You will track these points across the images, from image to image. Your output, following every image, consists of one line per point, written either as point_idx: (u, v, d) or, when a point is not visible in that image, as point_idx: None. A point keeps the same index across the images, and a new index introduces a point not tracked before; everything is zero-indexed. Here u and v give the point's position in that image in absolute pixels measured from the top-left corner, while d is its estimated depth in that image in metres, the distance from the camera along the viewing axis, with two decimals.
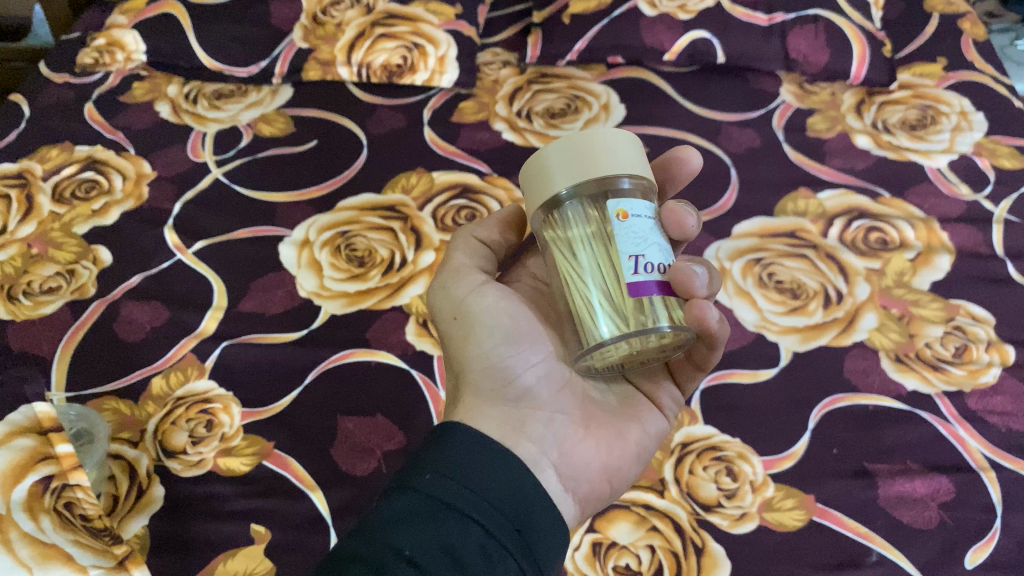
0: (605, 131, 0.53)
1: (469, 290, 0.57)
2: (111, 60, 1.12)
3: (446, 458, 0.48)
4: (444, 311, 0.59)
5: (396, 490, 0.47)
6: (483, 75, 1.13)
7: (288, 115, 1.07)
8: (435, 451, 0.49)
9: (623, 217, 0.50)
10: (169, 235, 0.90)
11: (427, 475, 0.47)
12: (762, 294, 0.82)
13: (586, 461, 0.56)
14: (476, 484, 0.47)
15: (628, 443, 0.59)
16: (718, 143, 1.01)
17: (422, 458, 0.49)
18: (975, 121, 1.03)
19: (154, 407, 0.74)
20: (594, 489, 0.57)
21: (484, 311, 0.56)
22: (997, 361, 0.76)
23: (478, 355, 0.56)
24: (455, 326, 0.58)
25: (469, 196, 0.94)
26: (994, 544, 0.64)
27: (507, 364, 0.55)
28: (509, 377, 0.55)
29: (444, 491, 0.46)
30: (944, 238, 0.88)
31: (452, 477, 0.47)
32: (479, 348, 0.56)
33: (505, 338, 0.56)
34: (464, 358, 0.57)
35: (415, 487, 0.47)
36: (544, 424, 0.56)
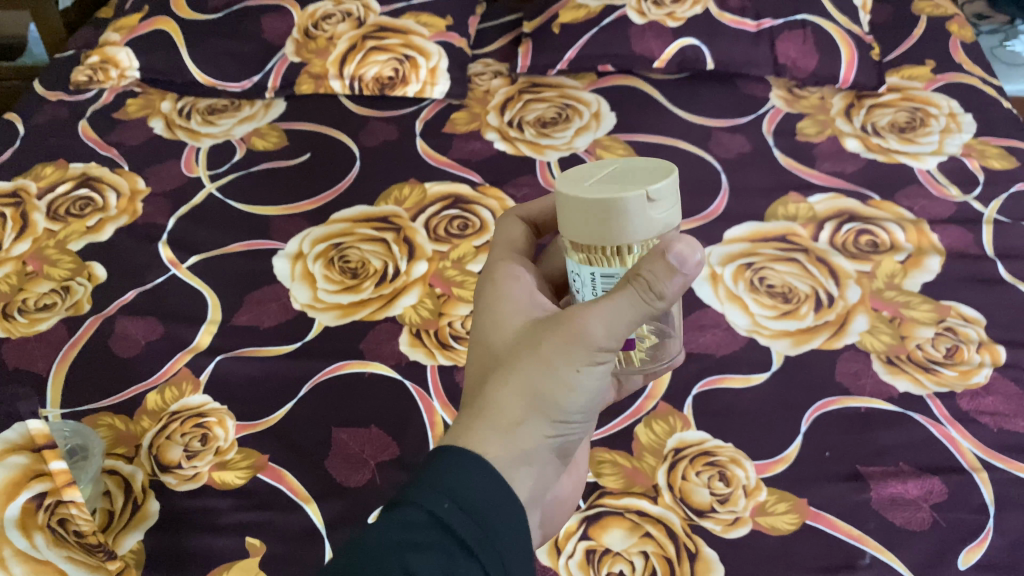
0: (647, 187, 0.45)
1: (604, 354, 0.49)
2: (105, 77, 1.12)
3: (460, 479, 0.45)
4: (560, 348, 0.49)
5: (405, 506, 0.43)
6: (474, 86, 1.14)
7: (281, 129, 1.07)
8: (456, 475, 0.45)
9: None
10: (164, 250, 0.91)
11: (443, 501, 0.43)
12: (753, 298, 0.83)
13: (561, 497, 0.59)
14: (489, 518, 0.44)
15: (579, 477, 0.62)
16: (708, 149, 1.02)
17: (437, 477, 0.45)
18: (964, 123, 1.03)
19: (149, 422, 0.74)
20: (555, 524, 0.60)
21: (592, 382, 0.50)
22: (989, 361, 0.77)
23: (561, 411, 0.50)
24: (568, 365, 0.49)
25: (461, 206, 0.95)
26: (986, 544, 0.64)
27: (572, 422, 0.51)
28: (563, 433, 0.51)
29: (459, 524, 0.43)
30: (934, 239, 0.89)
31: (466, 506, 0.44)
32: (568, 406, 0.50)
33: (585, 405, 0.51)
34: (549, 403, 0.49)
35: (429, 510, 0.43)
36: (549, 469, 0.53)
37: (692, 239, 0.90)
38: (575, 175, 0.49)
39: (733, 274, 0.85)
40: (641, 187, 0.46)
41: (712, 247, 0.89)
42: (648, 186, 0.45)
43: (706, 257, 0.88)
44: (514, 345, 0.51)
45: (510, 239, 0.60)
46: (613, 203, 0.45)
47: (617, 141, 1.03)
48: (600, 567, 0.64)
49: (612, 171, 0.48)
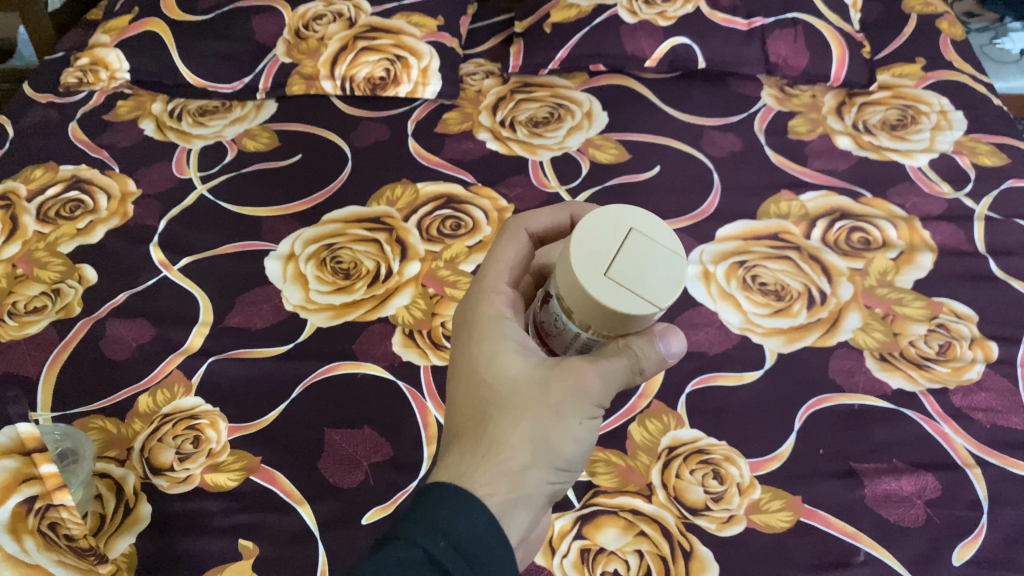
0: (655, 304, 0.42)
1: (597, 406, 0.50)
2: (95, 79, 1.11)
3: (455, 520, 0.44)
4: (566, 395, 0.49)
5: (401, 544, 0.42)
6: (466, 86, 1.14)
7: (273, 130, 1.07)
8: (451, 515, 0.44)
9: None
10: (154, 252, 0.90)
11: (439, 540, 0.43)
12: (746, 296, 0.83)
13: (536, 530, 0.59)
14: (482, 559, 0.44)
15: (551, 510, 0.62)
16: (700, 147, 1.02)
17: (432, 516, 0.44)
18: (954, 120, 1.04)
19: (141, 424, 0.74)
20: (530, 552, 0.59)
21: (587, 431, 0.51)
22: (981, 358, 0.77)
23: (558, 460, 0.50)
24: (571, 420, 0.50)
25: (453, 206, 0.95)
26: (980, 541, 0.64)
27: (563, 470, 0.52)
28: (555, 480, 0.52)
29: (454, 565, 0.42)
30: (926, 236, 0.89)
31: (460, 548, 0.43)
32: (566, 454, 0.50)
33: (578, 452, 0.52)
34: (549, 453, 0.50)
35: (425, 549, 0.42)
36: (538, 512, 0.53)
37: (684, 237, 0.90)
38: (588, 238, 0.43)
39: (726, 272, 0.85)
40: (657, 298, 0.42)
41: (704, 245, 0.89)
42: (665, 302, 0.42)
43: (699, 255, 0.88)
44: (517, 386, 0.50)
45: (511, 256, 0.56)
46: (628, 316, 0.42)
47: (609, 140, 1.03)
48: (595, 565, 0.63)
49: (627, 244, 0.43)
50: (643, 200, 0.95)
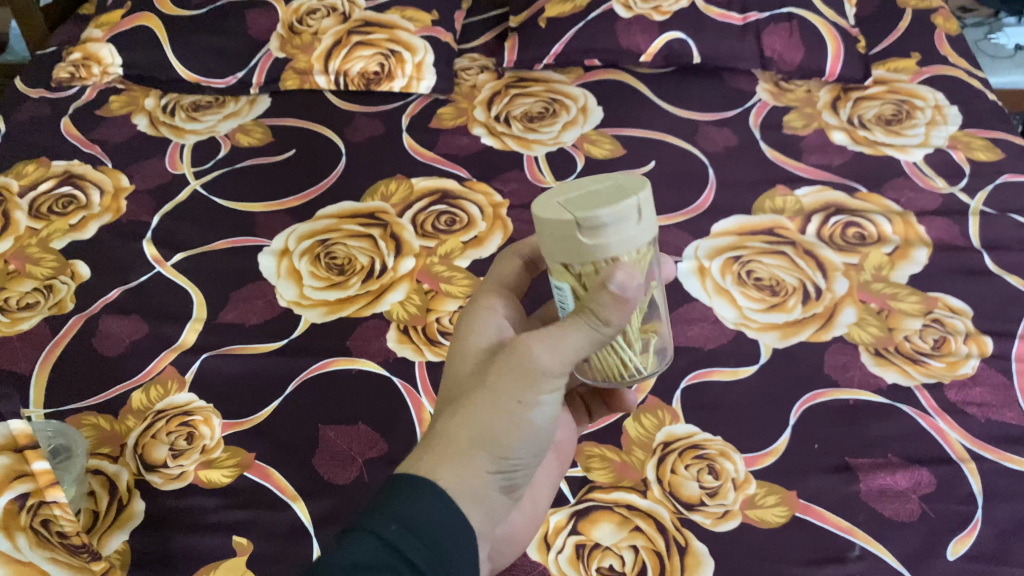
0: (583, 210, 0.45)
1: (546, 390, 0.50)
2: (87, 74, 1.11)
3: (409, 507, 0.45)
4: (512, 380, 0.49)
5: (356, 532, 0.43)
6: (460, 81, 1.13)
7: (266, 125, 1.06)
8: (403, 501, 0.45)
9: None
10: (148, 248, 0.90)
11: (392, 523, 0.43)
12: (741, 292, 0.83)
13: (510, 531, 0.58)
14: (438, 540, 0.45)
15: (536, 512, 0.62)
16: (695, 142, 1.02)
17: (387, 502, 0.45)
18: (949, 115, 1.04)
19: (134, 420, 0.73)
20: (506, 555, 0.59)
21: (540, 418, 0.51)
22: (976, 352, 0.77)
23: (508, 448, 0.50)
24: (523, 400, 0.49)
25: (448, 202, 0.94)
26: (975, 535, 0.64)
27: (519, 459, 0.51)
28: (512, 471, 0.52)
29: (408, 547, 0.43)
30: (921, 231, 0.89)
31: (415, 531, 0.44)
32: (518, 442, 0.50)
33: (533, 442, 0.51)
34: (500, 440, 0.49)
35: (380, 534, 0.42)
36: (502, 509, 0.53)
37: (679, 233, 0.90)
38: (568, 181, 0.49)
39: (721, 268, 0.85)
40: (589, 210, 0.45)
41: (700, 240, 0.89)
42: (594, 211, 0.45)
43: (694, 250, 0.87)
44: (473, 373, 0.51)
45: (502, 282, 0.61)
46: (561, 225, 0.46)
47: (604, 135, 1.03)
48: (590, 561, 0.63)
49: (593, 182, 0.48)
50: None
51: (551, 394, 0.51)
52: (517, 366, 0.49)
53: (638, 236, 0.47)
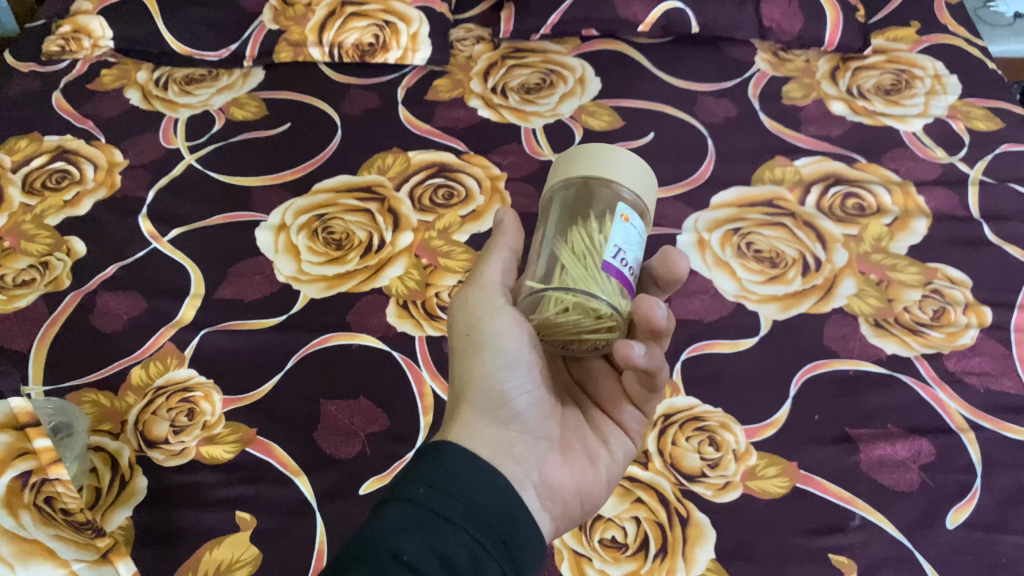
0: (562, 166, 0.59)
1: (491, 312, 0.54)
2: (78, 47, 1.09)
3: (435, 472, 0.47)
4: (458, 321, 0.55)
5: (388, 502, 0.46)
6: (456, 52, 1.12)
7: (261, 99, 1.05)
8: (427, 466, 0.48)
9: (623, 219, 0.52)
10: (144, 224, 0.89)
11: (419, 488, 0.46)
12: (741, 264, 0.83)
13: (561, 481, 0.55)
14: (468, 493, 0.47)
15: (599, 472, 0.58)
16: (694, 113, 1.01)
17: (414, 471, 0.48)
18: (949, 85, 1.03)
19: (134, 397, 0.73)
20: (567, 508, 0.55)
21: (500, 336, 0.53)
22: (975, 322, 0.77)
23: (480, 376, 0.54)
24: (468, 341, 0.54)
25: (446, 175, 0.94)
26: (974, 504, 0.65)
27: (504, 384, 0.53)
28: (505, 398, 0.54)
29: (437, 503, 0.45)
30: (920, 201, 0.89)
31: (444, 488, 0.47)
32: (486, 367, 0.53)
33: (509, 362, 0.53)
34: (468, 375, 0.54)
35: (411, 500, 0.45)
36: (524, 445, 0.54)
37: (677, 205, 0.89)
38: None
39: (720, 240, 0.85)
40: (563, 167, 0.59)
41: (699, 212, 0.88)
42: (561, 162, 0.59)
43: (693, 223, 0.87)
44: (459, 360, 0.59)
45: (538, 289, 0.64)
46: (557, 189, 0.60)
47: (602, 107, 1.02)
48: (594, 533, 0.64)
49: None
50: None
51: (502, 314, 0.53)
52: (458, 310, 0.56)
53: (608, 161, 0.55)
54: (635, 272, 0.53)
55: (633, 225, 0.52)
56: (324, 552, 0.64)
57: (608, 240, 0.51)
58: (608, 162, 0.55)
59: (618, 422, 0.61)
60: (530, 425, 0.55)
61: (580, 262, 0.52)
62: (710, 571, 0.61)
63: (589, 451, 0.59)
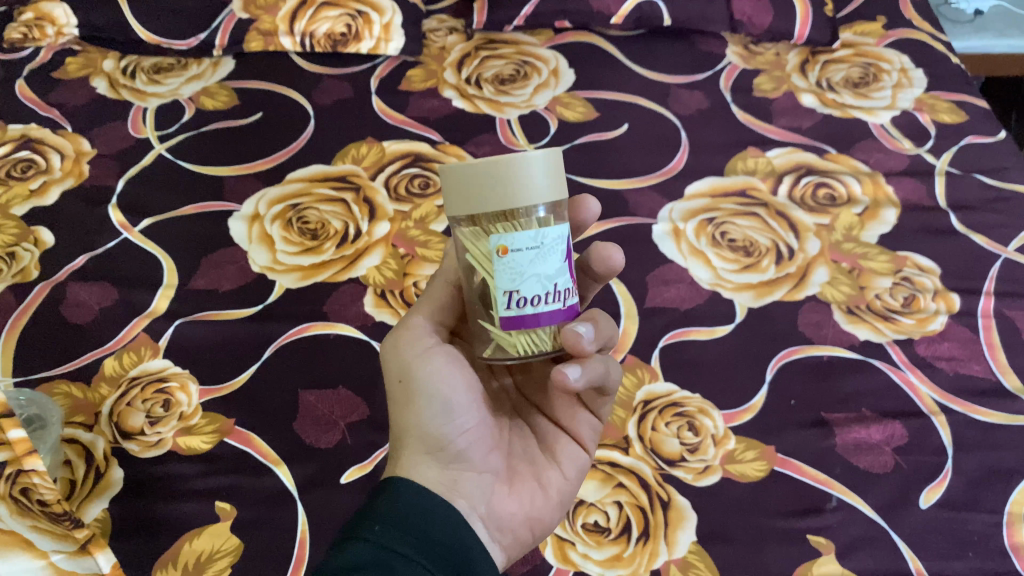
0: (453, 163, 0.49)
1: (415, 360, 0.54)
2: (41, 35, 1.07)
3: (387, 511, 0.48)
4: (391, 367, 0.55)
5: (343, 542, 0.45)
6: (429, 43, 1.11)
7: (231, 88, 1.04)
8: (382, 506, 0.48)
9: (501, 253, 0.46)
10: (114, 214, 0.88)
11: (375, 526, 0.46)
12: (716, 253, 0.84)
13: (507, 511, 0.55)
14: (420, 530, 0.48)
15: (551, 495, 0.58)
16: (667, 105, 1.02)
17: (367, 513, 0.48)
18: (915, 78, 1.05)
19: (108, 388, 0.72)
20: (518, 536, 0.55)
21: (428, 383, 0.53)
22: (944, 309, 0.79)
23: (416, 423, 0.53)
24: (400, 389, 0.54)
25: (421, 165, 0.93)
26: (946, 484, 0.66)
27: (438, 428, 0.53)
28: (443, 440, 0.53)
29: (393, 541, 0.46)
30: (889, 192, 0.90)
31: (399, 526, 0.47)
32: (419, 415, 0.53)
33: (441, 407, 0.53)
34: (405, 422, 0.54)
35: (366, 537, 0.45)
36: (469, 480, 0.54)
37: (652, 196, 0.90)
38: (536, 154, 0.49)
39: (695, 229, 0.86)
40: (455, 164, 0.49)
41: (674, 202, 0.89)
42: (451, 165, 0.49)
43: (668, 212, 0.88)
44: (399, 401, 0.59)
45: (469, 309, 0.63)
46: None
47: (576, 98, 1.03)
48: (578, 517, 0.64)
49: None
50: (612, 159, 0.94)
51: (421, 362, 0.53)
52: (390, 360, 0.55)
53: (468, 204, 0.46)
54: (556, 288, 0.47)
55: (520, 251, 0.46)
56: (306, 541, 0.64)
57: (497, 286, 0.47)
58: (479, 190, 0.46)
59: (568, 438, 0.60)
60: (473, 462, 0.54)
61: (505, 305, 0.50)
62: (692, 553, 0.62)
63: (539, 471, 0.58)
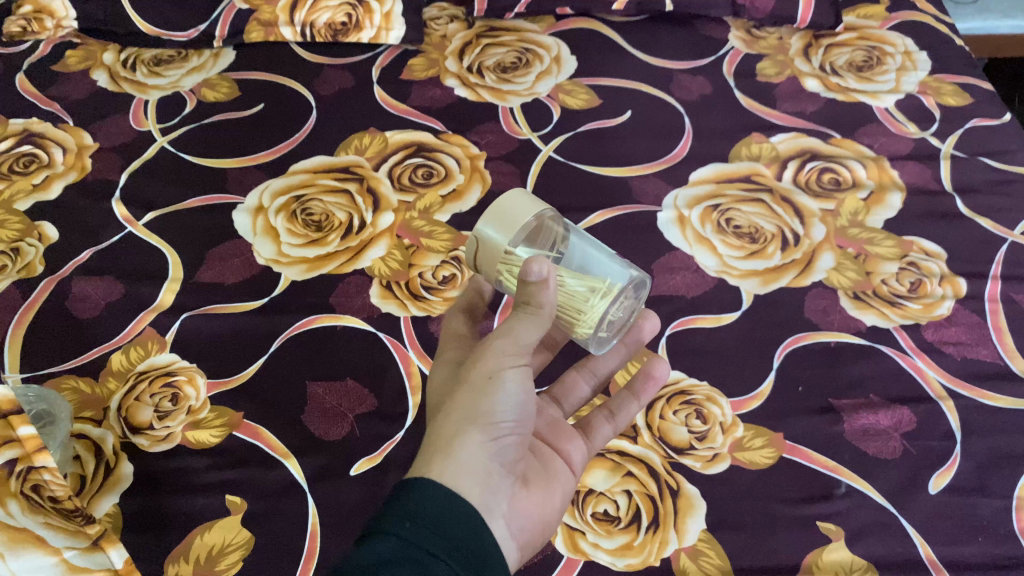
0: (488, 219, 0.58)
1: (513, 362, 0.55)
2: (41, 28, 1.07)
3: (414, 509, 0.48)
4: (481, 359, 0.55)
5: (371, 534, 0.46)
6: (430, 31, 1.11)
7: (232, 79, 1.03)
8: (410, 500, 0.48)
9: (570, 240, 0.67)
10: (117, 208, 0.88)
11: (406, 523, 0.46)
12: (721, 240, 0.83)
13: (522, 513, 0.56)
14: (446, 530, 0.47)
15: (554, 506, 0.59)
16: (670, 91, 1.01)
17: (398, 507, 0.47)
18: (919, 61, 1.05)
19: (116, 383, 0.72)
20: (523, 541, 0.56)
21: (512, 387, 0.54)
22: (951, 294, 0.78)
23: (485, 412, 0.54)
24: (481, 380, 0.54)
25: (424, 154, 0.93)
26: (955, 469, 0.66)
27: (502, 421, 0.54)
28: (497, 433, 0.54)
29: (423, 540, 0.46)
30: (895, 176, 0.90)
31: (426, 524, 0.47)
32: (493, 408, 0.54)
33: (512, 408, 0.55)
34: (469, 409, 0.54)
35: (392, 532, 0.45)
36: (498, 479, 0.54)
37: (656, 183, 0.90)
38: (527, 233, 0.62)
39: (700, 217, 0.86)
40: (482, 224, 0.58)
41: (678, 189, 0.89)
42: (479, 230, 0.59)
43: (673, 200, 0.88)
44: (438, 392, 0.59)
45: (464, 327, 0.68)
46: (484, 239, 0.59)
47: (579, 85, 1.02)
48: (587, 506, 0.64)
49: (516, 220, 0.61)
50: (615, 146, 0.94)
51: (518, 364, 0.55)
52: (486, 349, 0.55)
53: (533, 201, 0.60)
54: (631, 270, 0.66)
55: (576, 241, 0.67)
56: (317, 533, 0.64)
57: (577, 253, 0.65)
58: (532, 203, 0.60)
59: (564, 457, 0.63)
60: (505, 462, 0.55)
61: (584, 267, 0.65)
62: (702, 541, 0.62)
63: (547, 479, 0.60)
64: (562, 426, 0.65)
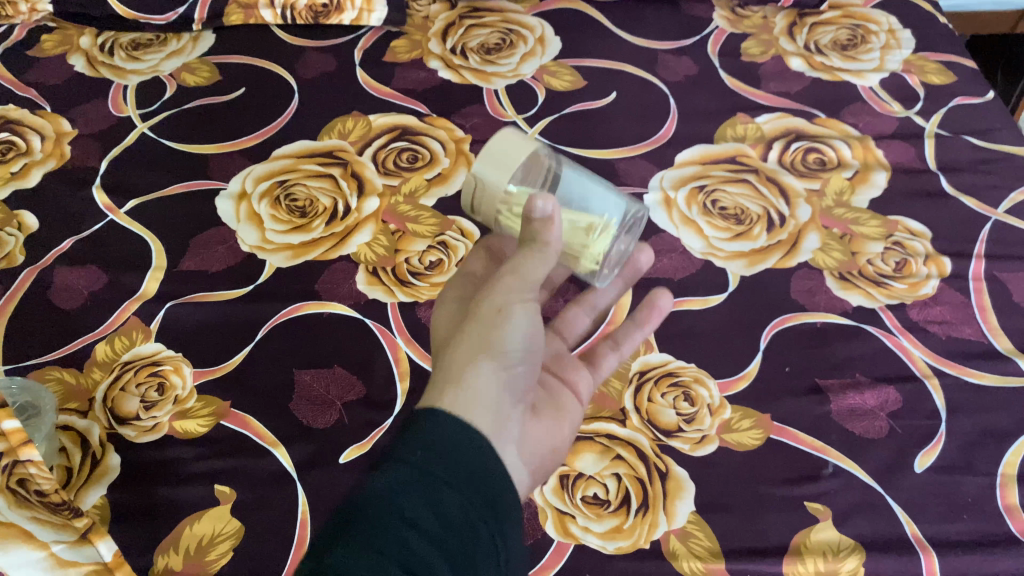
0: (487, 154, 0.59)
1: (518, 299, 0.55)
2: (15, 12, 1.06)
3: (429, 435, 0.49)
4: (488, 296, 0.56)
5: (384, 462, 0.47)
6: (413, 12, 1.09)
7: (212, 64, 1.02)
8: (423, 430, 0.49)
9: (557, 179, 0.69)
10: (98, 195, 0.87)
11: (417, 451, 0.47)
12: (707, 221, 0.83)
13: (531, 440, 0.58)
14: (462, 455, 0.48)
15: (562, 434, 0.62)
16: (655, 72, 1.01)
17: (411, 434, 0.49)
18: (903, 39, 1.05)
19: (101, 373, 0.72)
20: (532, 466, 0.58)
21: (519, 324, 0.55)
22: (936, 273, 0.79)
23: (495, 344, 0.54)
24: (489, 317, 0.55)
25: (409, 138, 0.92)
26: (940, 448, 0.67)
27: (511, 353, 0.55)
28: (508, 365, 0.55)
29: (434, 467, 0.47)
30: (879, 155, 0.90)
31: (439, 451, 0.48)
32: (502, 341, 0.54)
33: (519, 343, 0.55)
34: (481, 341, 0.54)
35: (405, 459, 0.47)
36: (511, 409, 0.55)
37: (642, 165, 0.89)
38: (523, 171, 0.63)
39: (686, 198, 0.86)
40: (479, 167, 0.59)
41: (664, 171, 0.89)
42: (480, 169, 0.59)
43: (659, 181, 0.88)
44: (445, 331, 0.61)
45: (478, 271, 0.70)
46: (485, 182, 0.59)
47: (563, 67, 1.01)
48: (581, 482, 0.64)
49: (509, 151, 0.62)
50: (600, 128, 0.94)
51: (523, 302, 0.56)
52: (492, 286, 0.56)
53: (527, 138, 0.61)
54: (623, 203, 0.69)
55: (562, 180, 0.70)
56: (307, 521, 0.64)
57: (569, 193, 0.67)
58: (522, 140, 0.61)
59: (571, 389, 0.66)
60: (515, 394, 0.56)
61: (576, 203, 0.67)
62: (691, 523, 0.63)
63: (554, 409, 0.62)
64: (565, 360, 0.69)
